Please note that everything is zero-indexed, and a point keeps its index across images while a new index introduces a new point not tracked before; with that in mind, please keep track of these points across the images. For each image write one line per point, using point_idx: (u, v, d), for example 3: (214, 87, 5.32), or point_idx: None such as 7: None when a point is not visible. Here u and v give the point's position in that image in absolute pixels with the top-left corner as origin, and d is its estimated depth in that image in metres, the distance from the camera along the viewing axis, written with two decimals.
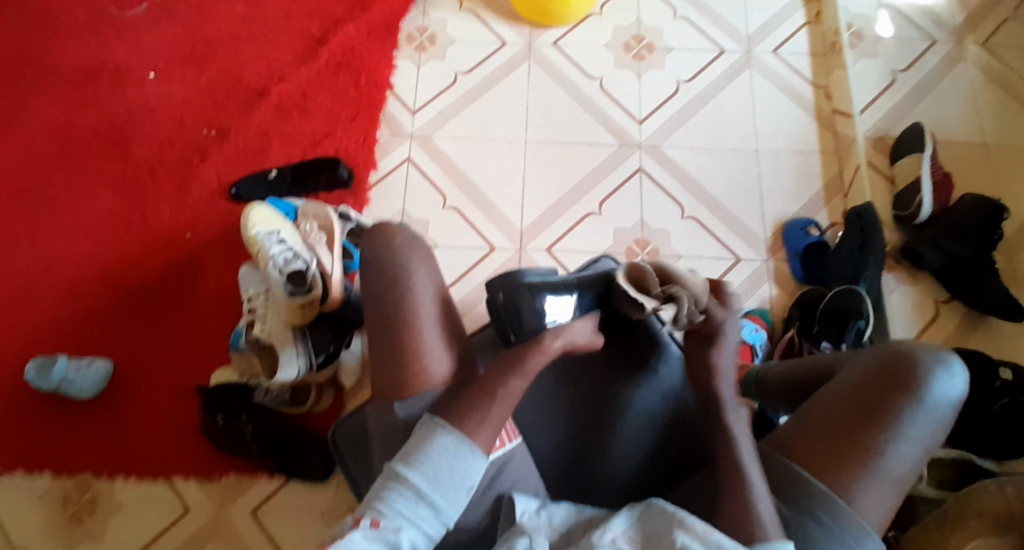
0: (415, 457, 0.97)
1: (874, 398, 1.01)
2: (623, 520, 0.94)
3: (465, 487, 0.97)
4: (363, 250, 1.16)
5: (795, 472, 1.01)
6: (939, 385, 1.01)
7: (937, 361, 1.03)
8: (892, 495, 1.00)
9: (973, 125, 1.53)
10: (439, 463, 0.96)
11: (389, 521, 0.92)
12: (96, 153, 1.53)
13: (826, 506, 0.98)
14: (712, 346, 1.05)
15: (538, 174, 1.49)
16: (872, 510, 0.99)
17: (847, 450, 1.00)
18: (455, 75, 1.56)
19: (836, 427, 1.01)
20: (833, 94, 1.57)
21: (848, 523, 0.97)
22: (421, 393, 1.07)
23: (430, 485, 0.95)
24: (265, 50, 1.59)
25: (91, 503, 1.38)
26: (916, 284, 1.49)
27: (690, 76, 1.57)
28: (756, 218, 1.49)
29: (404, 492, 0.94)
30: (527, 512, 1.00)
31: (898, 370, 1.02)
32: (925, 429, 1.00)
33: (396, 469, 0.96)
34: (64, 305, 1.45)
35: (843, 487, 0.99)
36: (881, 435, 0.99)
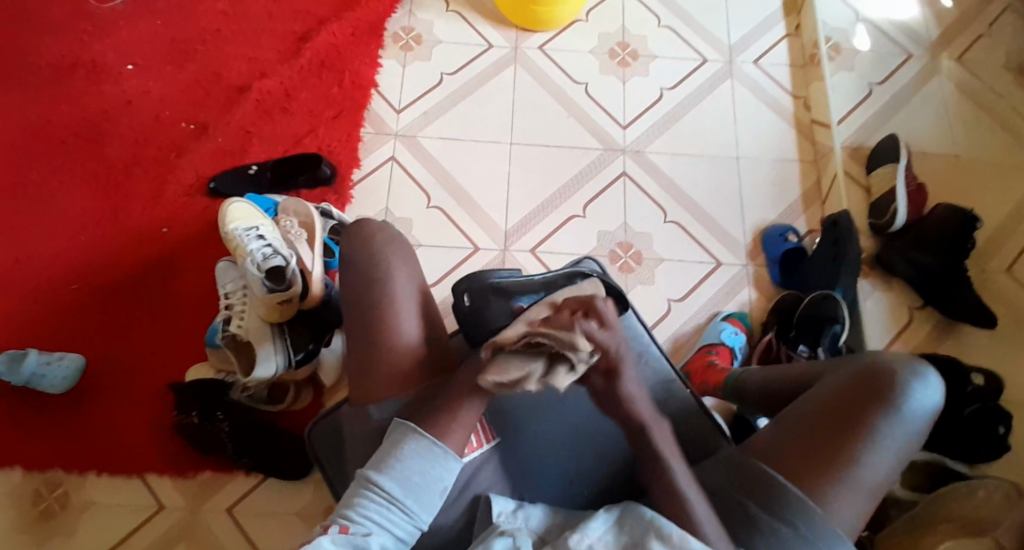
0: (387, 463, 0.97)
1: (850, 408, 1.04)
2: (603, 526, 0.95)
3: (437, 490, 0.98)
4: (341, 249, 1.15)
5: (770, 477, 1.03)
6: (913, 397, 1.03)
7: (912, 374, 1.05)
8: (867, 503, 1.01)
9: (946, 138, 1.56)
10: (410, 467, 0.97)
11: (360, 527, 0.93)
12: (73, 145, 1.51)
13: (800, 510, 1.00)
14: (618, 376, 0.98)
15: (522, 176, 1.50)
16: (846, 518, 1.01)
17: (821, 457, 1.02)
18: (441, 77, 1.57)
19: (812, 436, 1.04)
20: (811, 104, 1.60)
21: (820, 528, 0.99)
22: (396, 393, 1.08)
23: (402, 490, 0.96)
24: (249, 47, 1.58)
25: (62, 501, 1.35)
26: (890, 291, 1.53)
27: (672, 84, 1.60)
28: (736, 225, 1.51)
29: (375, 498, 0.95)
30: (504, 512, 1.00)
31: (875, 382, 1.05)
32: (899, 439, 1.02)
33: (367, 475, 0.97)
34: (37, 299, 1.42)
35: (818, 496, 1.01)
36: (855, 445, 1.02)
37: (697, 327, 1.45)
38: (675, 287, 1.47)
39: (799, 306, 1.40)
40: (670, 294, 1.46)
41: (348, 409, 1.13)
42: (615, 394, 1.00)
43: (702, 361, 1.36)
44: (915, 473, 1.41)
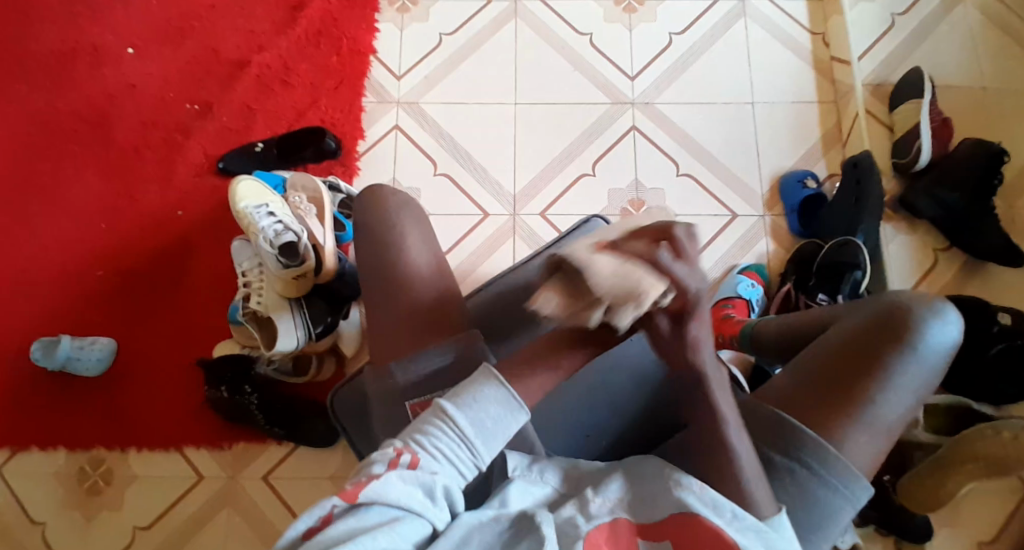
0: (462, 398, 0.90)
1: (866, 348, 1.01)
2: (619, 483, 0.92)
3: (504, 436, 0.90)
4: (359, 214, 1.15)
5: (787, 421, 0.98)
6: (931, 334, 1.01)
7: (930, 313, 1.03)
8: (884, 443, 0.99)
9: (973, 68, 1.49)
10: (486, 410, 0.89)
11: (427, 462, 0.87)
12: (84, 132, 1.53)
13: (818, 453, 0.97)
14: (688, 321, 0.85)
15: (529, 136, 1.48)
16: (863, 458, 0.98)
17: (839, 399, 0.99)
18: (440, 38, 1.54)
19: (827, 376, 1.01)
20: (830, 40, 1.52)
21: (837, 469, 0.96)
22: (423, 352, 1.04)
23: (474, 430, 0.89)
24: (243, 19, 1.56)
25: (105, 477, 1.41)
26: (915, 234, 1.47)
27: (681, 28, 1.54)
28: (752, 173, 1.47)
29: (446, 431, 0.88)
30: (519, 467, 0.96)
31: (891, 322, 1.02)
32: (918, 377, 1.00)
33: (441, 405, 0.89)
34: (64, 287, 1.47)
35: (834, 436, 0.98)
36: (873, 382, 0.99)
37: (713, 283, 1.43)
38: None
39: (819, 254, 1.37)
40: None
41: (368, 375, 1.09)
42: (676, 340, 0.88)
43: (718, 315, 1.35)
44: (937, 415, 1.38)
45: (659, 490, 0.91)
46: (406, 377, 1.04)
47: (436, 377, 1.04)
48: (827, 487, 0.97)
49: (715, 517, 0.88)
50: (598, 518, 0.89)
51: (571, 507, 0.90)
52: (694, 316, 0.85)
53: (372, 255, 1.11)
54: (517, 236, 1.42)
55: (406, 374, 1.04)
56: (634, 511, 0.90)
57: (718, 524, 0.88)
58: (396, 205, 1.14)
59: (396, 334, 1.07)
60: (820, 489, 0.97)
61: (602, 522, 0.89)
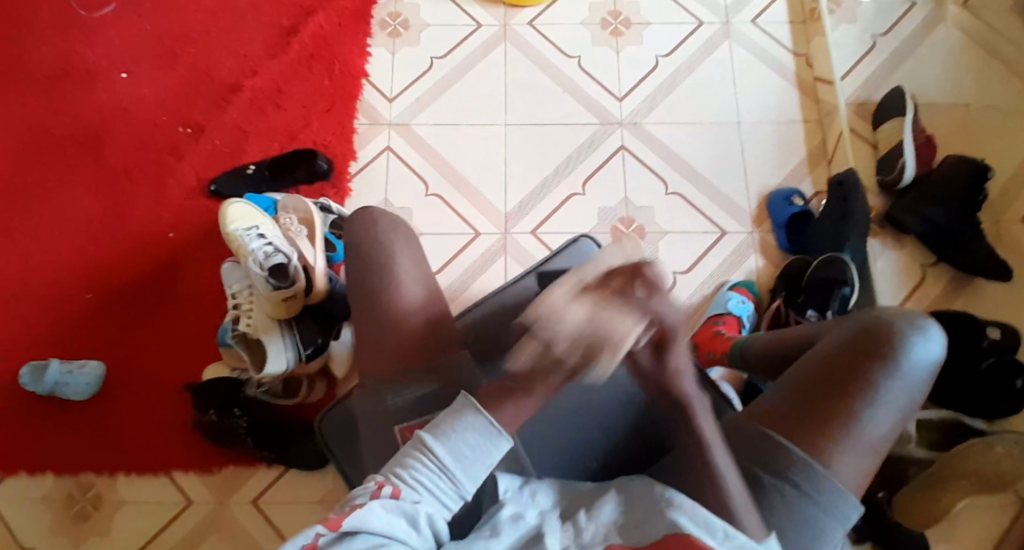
0: (440, 430, 0.93)
1: (848, 365, 1.01)
2: (612, 507, 0.93)
3: (485, 464, 0.93)
4: (348, 236, 1.16)
5: (771, 439, 0.99)
6: (915, 350, 1.01)
7: (913, 328, 1.03)
8: (870, 459, 0.99)
9: (954, 87, 1.52)
10: (465, 439, 0.92)
11: (409, 493, 0.89)
12: (77, 156, 1.53)
13: (803, 471, 0.97)
14: (667, 349, 0.89)
15: (519, 156, 1.49)
16: (849, 474, 0.98)
17: (825, 414, 0.99)
18: (431, 61, 1.56)
19: (812, 393, 1.01)
20: (813, 61, 1.55)
21: (823, 486, 0.97)
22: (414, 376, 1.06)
23: (453, 459, 0.91)
24: (235, 43, 1.58)
25: (94, 502, 1.39)
26: (902, 249, 1.49)
27: (668, 50, 1.57)
28: (740, 191, 1.49)
29: (427, 463, 0.91)
30: (511, 489, 0.97)
31: (874, 338, 1.03)
32: (903, 393, 1.00)
33: (420, 437, 0.92)
34: (54, 309, 1.46)
35: (819, 452, 0.98)
36: (857, 399, 0.99)
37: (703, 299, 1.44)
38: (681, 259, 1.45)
39: (807, 270, 1.39)
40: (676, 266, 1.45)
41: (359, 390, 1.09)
42: (662, 371, 0.91)
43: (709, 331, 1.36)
44: (931, 431, 1.38)
45: (651, 514, 0.91)
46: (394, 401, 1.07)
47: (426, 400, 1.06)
48: (815, 507, 0.97)
49: (708, 537, 0.89)
50: (592, 546, 0.90)
51: (568, 534, 0.91)
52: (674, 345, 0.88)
53: (359, 276, 1.12)
54: (509, 253, 1.43)
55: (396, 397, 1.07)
56: (628, 535, 0.90)
57: (710, 544, 0.88)
58: (387, 227, 1.15)
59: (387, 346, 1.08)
60: (807, 508, 0.97)
61: None
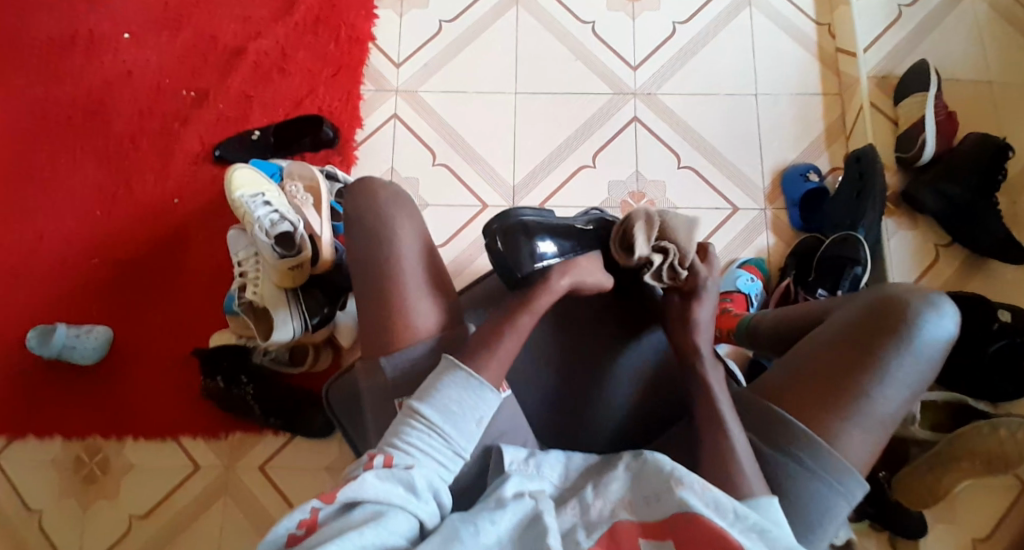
0: (427, 392, 0.93)
1: (857, 343, 0.99)
2: (620, 483, 0.92)
3: (474, 419, 0.93)
4: (346, 204, 1.12)
5: (777, 416, 0.99)
6: (927, 328, 0.99)
7: (927, 304, 1.00)
8: (877, 437, 0.98)
9: (980, 62, 1.47)
10: (449, 396, 0.93)
11: (403, 458, 0.89)
12: (79, 117, 1.50)
13: (808, 448, 0.97)
14: (697, 302, 1.06)
15: (529, 127, 1.46)
16: (856, 453, 0.97)
17: (833, 391, 0.98)
18: (440, 25, 1.51)
19: (820, 370, 0.99)
20: (836, 32, 1.50)
21: (828, 464, 0.97)
22: (408, 348, 1.04)
23: (442, 417, 0.92)
24: (240, 4, 1.53)
25: (102, 465, 1.41)
26: (917, 229, 1.47)
27: (686, 17, 1.51)
28: (754, 166, 1.46)
29: (418, 426, 0.91)
30: (516, 460, 0.95)
31: (887, 314, 1.00)
32: (913, 370, 0.98)
33: (410, 404, 0.92)
34: (59, 275, 1.45)
35: (825, 430, 0.97)
36: (864, 376, 0.98)
37: None
38: (691, 235, 1.43)
39: (820, 248, 1.37)
40: None
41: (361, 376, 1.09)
42: (683, 321, 1.05)
43: (717, 310, 1.34)
44: (936, 412, 1.38)
45: (657, 487, 0.90)
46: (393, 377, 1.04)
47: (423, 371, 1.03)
48: (820, 482, 0.97)
49: (717, 517, 0.87)
50: (597, 523, 0.89)
51: (573, 512, 0.91)
52: (702, 298, 1.06)
53: (366, 252, 1.07)
54: None
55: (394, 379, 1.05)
56: (636, 511, 0.90)
57: (721, 523, 0.86)
58: (388, 197, 1.10)
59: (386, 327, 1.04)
60: (812, 484, 0.97)
61: (602, 530, 0.89)
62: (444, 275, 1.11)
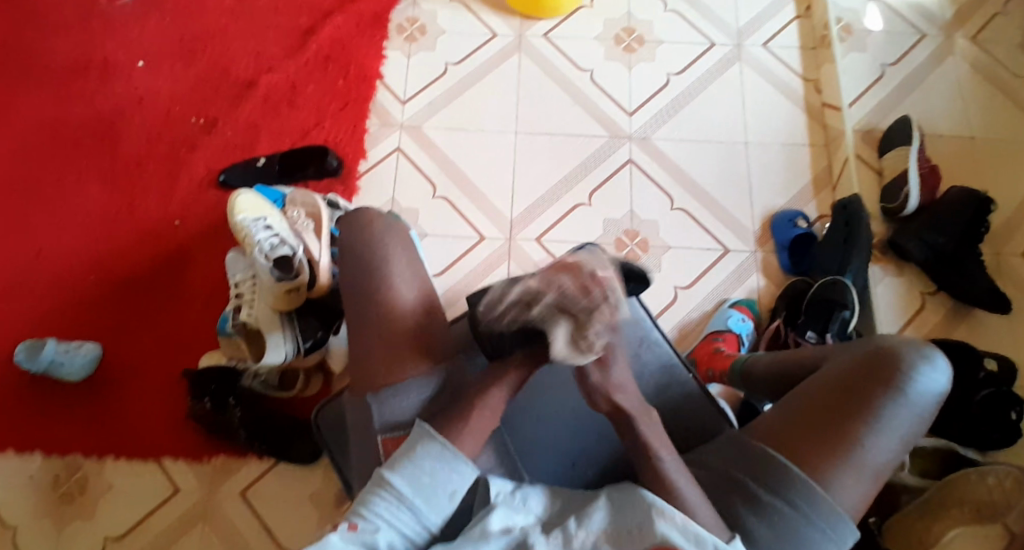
0: (400, 462, 0.94)
1: (856, 391, 1.01)
2: (602, 515, 0.91)
3: (446, 492, 0.92)
4: (340, 238, 1.11)
5: (773, 460, 0.99)
6: (922, 381, 1.01)
7: (921, 357, 1.02)
8: (873, 486, 0.98)
9: (960, 120, 1.54)
10: (422, 468, 0.93)
11: (368, 524, 0.89)
12: (91, 140, 1.55)
13: (804, 493, 0.97)
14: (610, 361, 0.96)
15: (527, 164, 1.51)
16: (851, 503, 0.98)
17: (830, 438, 0.99)
18: (446, 67, 1.58)
19: (816, 418, 1.01)
20: (821, 87, 1.58)
21: (825, 511, 0.96)
22: (394, 386, 1.03)
23: (411, 488, 0.92)
24: (255, 41, 1.61)
25: (80, 484, 1.39)
26: (902, 276, 1.50)
27: (679, 69, 1.59)
28: (744, 211, 1.50)
29: (386, 497, 0.91)
30: (503, 492, 0.94)
31: (881, 365, 1.02)
32: (908, 422, 1.00)
33: (381, 473, 0.93)
34: (56, 291, 1.47)
35: (822, 476, 0.98)
36: (861, 424, 0.99)
37: (704, 315, 1.44)
38: (683, 274, 1.46)
39: (809, 291, 1.39)
40: (678, 282, 1.46)
41: (350, 399, 1.08)
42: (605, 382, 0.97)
43: (708, 348, 1.36)
44: (926, 460, 1.37)
45: (639, 523, 0.89)
46: (381, 410, 1.02)
47: (412, 415, 1.03)
48: (815, 529, 0.97)
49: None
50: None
51: (557, 541, 0.89)
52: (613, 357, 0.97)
53: (355, 279, 1.08)
54: (512, 258, 1.44)
55: (383, 409, 1.02)
56: (618, 543, 0.88)
57: None
58: (384, 229, 1.10)
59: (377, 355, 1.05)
60: (805, 530, 0.97)
61: None
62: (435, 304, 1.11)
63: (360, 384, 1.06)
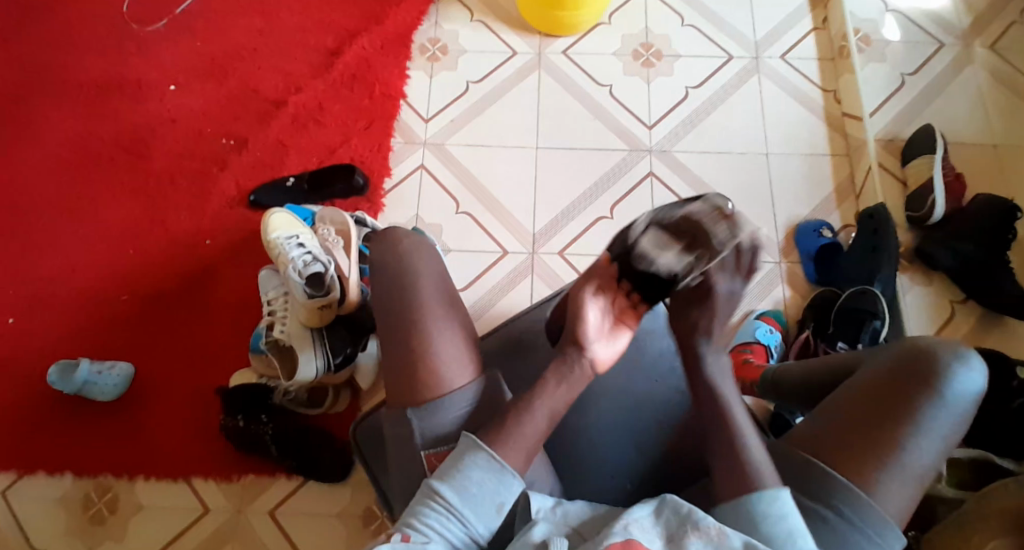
0: (449, 473, 0.94)
1: (893, 394, 0.99)
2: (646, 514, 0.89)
3: (493, 503, 0.93)
4: (370, 254, 1.12)
5: (814, 467, 0.98)
6: (957, 381, 0.99)
7: (955, 357, 1.00)
8: (915, 489, 0.97)
9: (984, 127, 1.54)
10: (470, 478, 0.93)
11: (418, 536, 0.90)
12: (122, 161, 1.58)
13: (847, 498, 0.96)
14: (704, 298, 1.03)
15: (548, 178, 1.52)
16: (896, 506, 0.96)
17: (870, 442, 0.97)
18: (467, 85, 1.60)
19: (855, 423, 0.99)
20: (842, 98, 1.58)
21: (869, 515, 0.95)
22: (435, 402, 1.03)
23: (461, 500, 0.92)
24: (280, 62, 1.64)
25: (111, 505, 1.40)
26: (931, 286, 1.48)
27: (698, 82, 1.60)
28: (767, 221, 1.50)
29: (436, 508, 0.92)
30: (544, 509, 0.93)
31: (915, 366, 1.00)
32: (946, 422, 0.98)
33: (431, 484, 0.93)
34: (88, 311, 1.49)
35: (864, 481, 0.96)
36: (900, 427, 0.97)
37: (730, 326, 1.44)
38: None
39: (837, 301, 1.38)
40: None
41: (388, 411, 1.07)
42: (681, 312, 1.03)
43: (737, 359, 1.36)
44: (959, 469, 1.31)
45: (672, 530, 0.88)
46: (422, 426, 1.03)
47: (453, 428, 1.03)
48: (860, 535, 0.96)
49: None
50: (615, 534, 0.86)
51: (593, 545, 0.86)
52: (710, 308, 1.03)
53: (385, 297, 1.08)
54: (535, 274, 1.45)
55: (424, 424, 1.03)
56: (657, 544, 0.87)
57: None
58: (411, 244, 1.11)
59: (412, 372, 1.04)
60: (850, 536, 0.96)
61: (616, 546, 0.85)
62: (463, 315, 1.10)
63: (396, 401, 1.05)
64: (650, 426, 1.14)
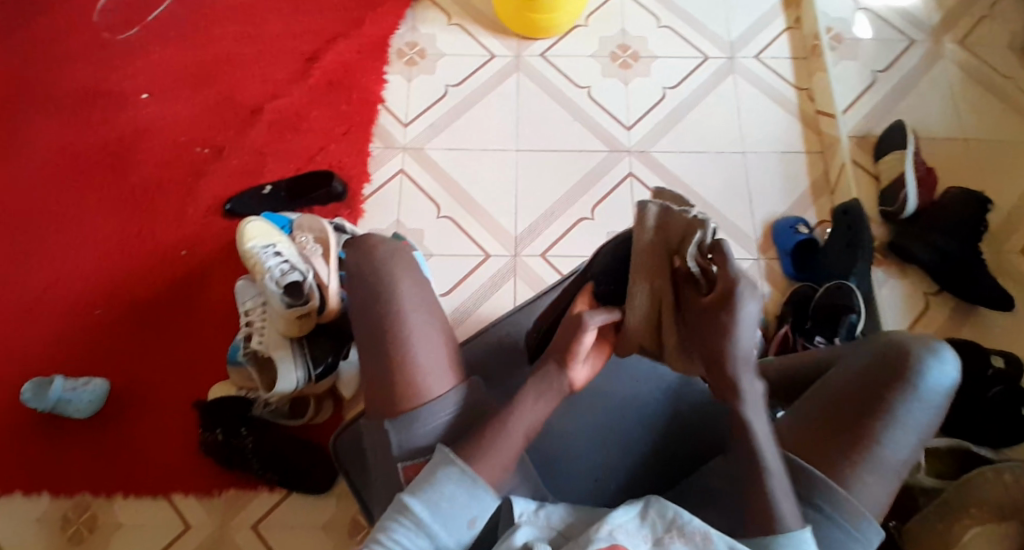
0: (421, 487, 0.91)
1: (868, 389, 0.99)
2: (629, 515, 0.88)
3: (465, 519, 0.90)
4: (347, 265, 1.09)
5: (792, 464, 0.97)
6: (931, 375, 0.98)
7: (928, 351, 1.00)
8: (891, 484, 0.97)
9: (954, 123, 1.57)
10: (443, 493, 0.90)
11: None
12: (92, 172, 1.54)
13: (828, 496, 0.95)
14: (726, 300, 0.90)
15: (529, 181, 1.52)
16: (870, 501, 0.96)
17: (846, 439, 0.97)
18: (446, 89, 1.59)
19: (830, 419, 0.99)
20: (816, 96, 1.60)
21: (849, 511, 0.94)
22: (414, 412, 0.99)
23: (432, 515, 0.89)
24: (254, 69, 1.61)
25: (90, 523, 1.36)
26: (905, 278, 1.50)
27: (675, 82, 1.61)
28: (746, 219, 1.51)
29: (406, 523, 0.89)
30: (526, 513, 0.91)
31: (887, 362, 1.00)
32: (921, 417, 0.98)
33: (401, 499, 0.90)
34: (60, 326, 1.45)
35: (842, 478, 0.96)
36: (876, 423, 0.97)
37: None
38: None
39: (815, 296, 1.39)
40: None
41: (367, 422, 1.04)
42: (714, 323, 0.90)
43: None
44: (938, 459, 1.29)
45: (659, 534, 0.88)
46: (400, 436, 0.99)
47: (430, 441, 0.99)
48: (840, 531, 0.95)
49: None
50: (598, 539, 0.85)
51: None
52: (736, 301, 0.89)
53: (363, 307, 1.05)
54: (519, 276, 1.44)
55: (402, 435, 0.99)
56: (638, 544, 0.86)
57: None
58: (389, 253, 1.07)
59: (393, 382, 1.01)
60: (831, 532, 0.95)
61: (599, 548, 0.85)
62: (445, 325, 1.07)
63: (376, 412, 1.02)
64: (633, 430, 1.13)
